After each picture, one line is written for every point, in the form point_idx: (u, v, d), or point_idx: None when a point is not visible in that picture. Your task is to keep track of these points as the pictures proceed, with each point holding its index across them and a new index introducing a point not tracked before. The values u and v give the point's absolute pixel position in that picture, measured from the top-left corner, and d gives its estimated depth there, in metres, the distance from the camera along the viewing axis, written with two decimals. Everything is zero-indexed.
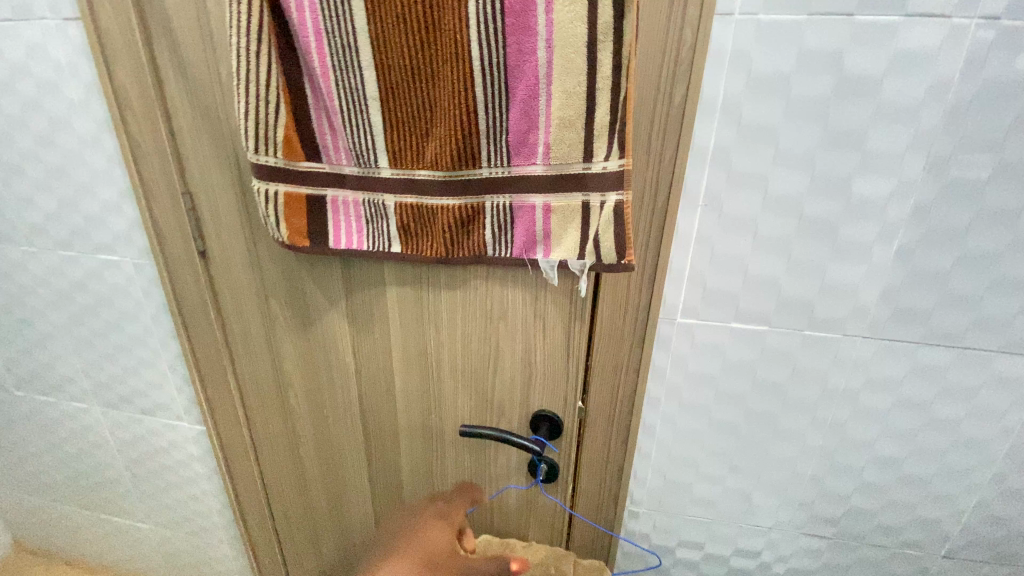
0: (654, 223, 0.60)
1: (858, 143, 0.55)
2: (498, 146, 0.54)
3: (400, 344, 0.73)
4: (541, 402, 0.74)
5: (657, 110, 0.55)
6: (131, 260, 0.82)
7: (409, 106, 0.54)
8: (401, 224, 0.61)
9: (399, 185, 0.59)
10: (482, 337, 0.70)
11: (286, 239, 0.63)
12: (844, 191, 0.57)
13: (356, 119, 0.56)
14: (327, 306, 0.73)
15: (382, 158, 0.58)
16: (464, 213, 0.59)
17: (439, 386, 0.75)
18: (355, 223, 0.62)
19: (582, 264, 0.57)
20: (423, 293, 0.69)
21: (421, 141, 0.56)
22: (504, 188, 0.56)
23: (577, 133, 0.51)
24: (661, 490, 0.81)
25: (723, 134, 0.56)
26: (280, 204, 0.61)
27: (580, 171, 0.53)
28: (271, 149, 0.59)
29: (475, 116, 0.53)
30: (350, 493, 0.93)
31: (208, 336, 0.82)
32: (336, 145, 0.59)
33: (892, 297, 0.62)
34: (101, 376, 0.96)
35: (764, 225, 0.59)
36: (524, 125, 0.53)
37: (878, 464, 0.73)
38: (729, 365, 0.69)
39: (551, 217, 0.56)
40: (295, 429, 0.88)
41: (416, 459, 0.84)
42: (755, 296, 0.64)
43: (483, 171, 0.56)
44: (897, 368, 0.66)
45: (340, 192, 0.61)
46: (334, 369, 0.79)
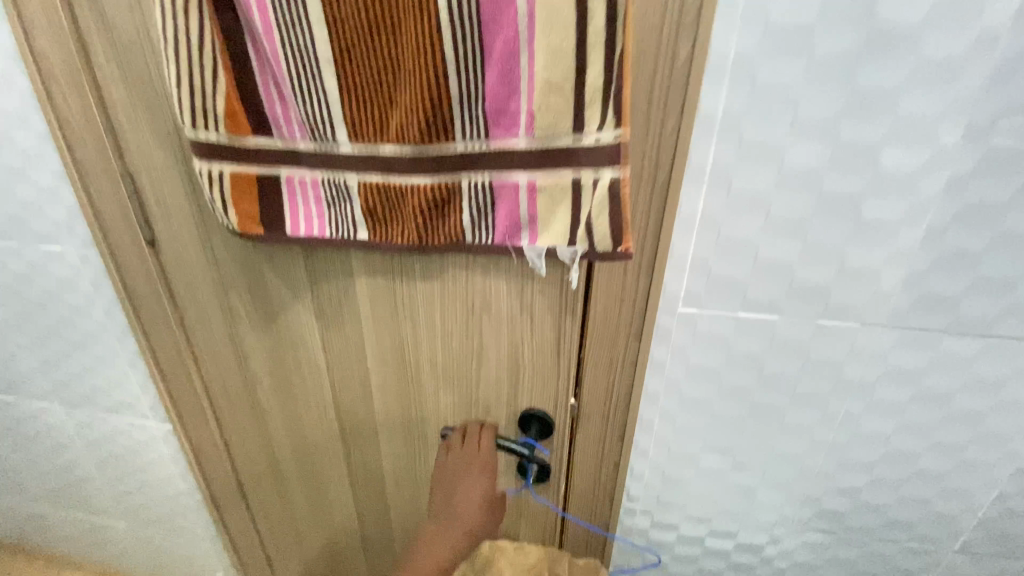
0: (654, 203, 0.52)
1: (889, 109, 0.48)
2: (474, 115, 0.47)
3: (373, 341, 0.68)
4: (530, 399, 0.68)
5: (657, 69, 0.46)
6: (77, 250, 0.74)
7: (369, 69, 0.47)
8: (367, 206, 0.53)
9: (363, 163, 0.51)
10: (462, 332, 0.64)
11: (236, 226, 0.56)
12: (869, 165, 0.51)
13: (308, 86, 0.48)
14: (291, 300, 0.69)
15: (340, 132, 0.50)
16: (438, 193, 0.51)
17: (418, 384, 0.70)
18: (315, 207, 0.55)
19: (574, 250, 0.50)
20: (397, 285, 0.62)
21: (385, 111, 0.48)
22: (483, 164, 0.49)
23: (566, 99, 0.44)
24: (660, 486, 0.77)
25: (734, 98, 0.48)
26: (226, 186, 0.54)
27: (570, 145, 0.46)
28: (212, 123, 0.51)
29: (446, 80, 0.45)
30: (331, 492, 0.88)
31: (166, 334, 0.75)
32: (287, 117, 0.51)
33: (917, 282, 0.56)
34: (56, 374, 0.89)
35: (778, 204, 0.53)
36: (504, 90, 0.45)
37: (891, 457, 0.70)
38: (734, 357, 0.63)
39: (536, 198, 0.49)
40: (268, 427, 0.83)
41: (398, 458, 0.79)
42: (765, 282, 0.58)
43: (457, 145, 0.49)
44: (917, 358, 0.61)
45: (296, 170, 0.53)
46: (303, 366, 0.75)
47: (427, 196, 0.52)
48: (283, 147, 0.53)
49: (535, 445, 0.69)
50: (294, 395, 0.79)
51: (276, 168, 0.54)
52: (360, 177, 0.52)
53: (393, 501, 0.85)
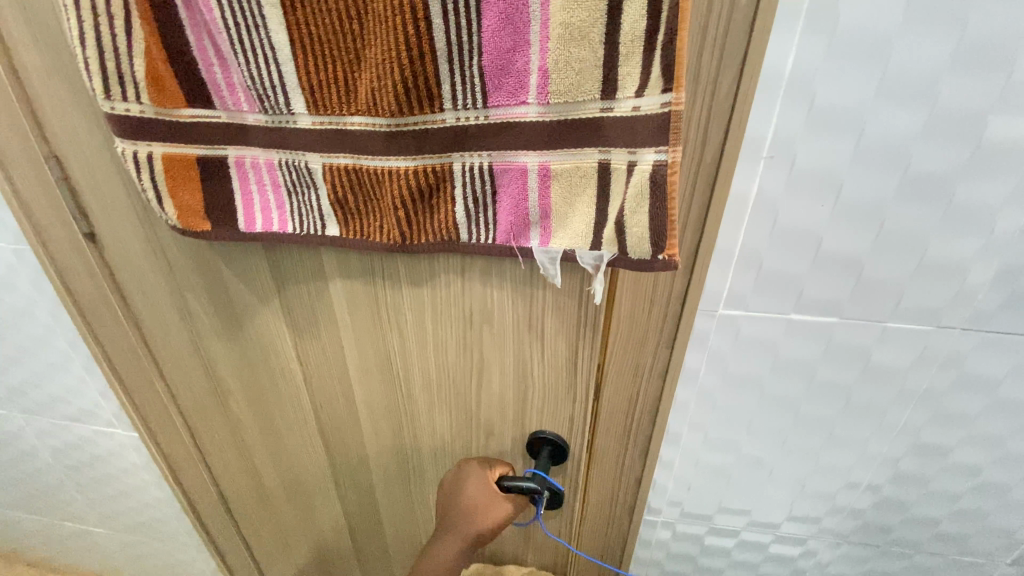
0: (698, 187, 0.41)
1: (1007, 63, 0.37)
2: (468, 76, 0.36)
3: (355, 349, 0.60)
4: (541, 409, 0.60)
5: (714, 8, 0.35)
6: (9, 246, 0.64)
7: (329, 16, 0.35)
8: (336, 196, 0.44)
9: (332, 139, 0.41)
10: (460, 339, 0.55)
11: (177, 222, 0.47)
12: (969, 137, 0.40)
13: (253, 40, 0.38)
14: (259, 305, 0.60)
15: (297, 101, 0.39)
16: (425, 180, 0.41)
17: (409, 394, 0.62)
18: (274, 195, 0.46)
19: (598, 257, 0.40)
20: (379, 290, 0.54)
21: (353, 71, 0.37)
22: (482, 142, 0.38)
23: (593, 52, 0.33)
24: (684, 499, 0.69)
25: (807, 49, 0.37)
26: (158, 174, 0.44)
27: (596, 116, 0.35)
28: (132, 91, 0.41)
29: (429, 28, 0.34)
30: (318, 504, 0.80)
31: (121, 337, 0.66)
32: (230, 84, 0.41)
33: (1011, 278, 0.46)
34: (8, 382, 0.79)
35: (850, 185, 0.42)
36: (507, 42, 0.34)
37: (952, 471, 0.61)
38: (781, 364, 0.54)
39: (549, 186, 0.39)
40: (245, 437, 0.75)
41: (390, 471, 0.71)
42: (825, 281, 0.48)
43: (447, 116, 0.38)
44: (997, 366, 0.52)
45: (246, 151, 0.44)
46: (278, 377, 0.67)
47: (413, 184, 0.42)
48: (227, 122, 0.43)
49: (545, 475, 0.60)
50: (271, 405, 0.70)
51: (224, 148, 0.44)
52: (328, 160, 0.42)
53: (386, 512, 0.78)
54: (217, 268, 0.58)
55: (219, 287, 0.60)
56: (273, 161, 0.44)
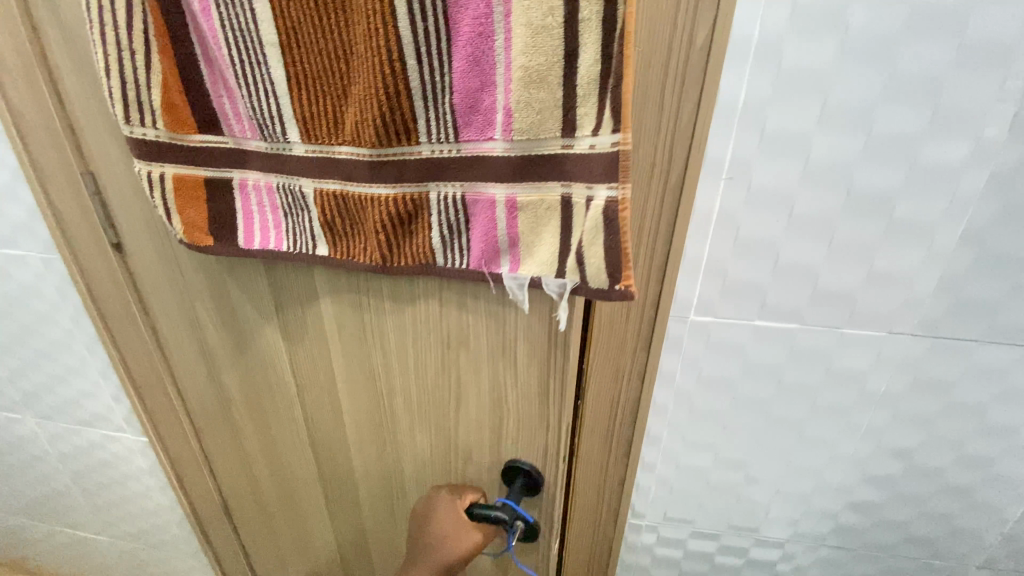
0: (665, 203, 0.47)
1: (931, 96, 0.43)
2: (441, 113, 0.41)
3: (344, 367, 0.65)
4: (517, 430, 0.62)
5: (674, 51, 0.41)
6: (39, 254, 0.69)
7: (321, 58, 0.42)
8: (325, 219, 0.49)
9: (322, 166, 0.47)
10: (438, 359, 0.60)
11: (184, 236, 0.53)
12: (905, 159, 0.45)
13: (255, 76, 0.44)
14: (259, 320, 0.65)
15: (294, 131, 0.45)
16: (404, 207, 0.46)
17: (392, 415, 0.66)
18: (272, 215, 0.51)
19: (562, 285, 0.46)
20: (365, 312, 0.59)
21: (341, 105, 0.43)
22: (453, 172, 0.44)
23: (552, 93, 0.39)
24: (667, 502, 0.72)
25: (757, 85, 0.43)
26: (168, 193, 0.51)
27: (559, 151, 0.41)
28: (150, 117, 0.47)
29: (404, 70, 0.40)
30: (310, 517, 0.83)
31: (138, 340, 0.71)
32: (237, 113, 0.47)
33: (952, 286, 0.51)
34: (25, 385, 0.83)
35: (802, 202, 0.48)
36: (475, 83, 0.40)
37: (917, 471, 0.65)
38: (750, 368, 0.58)
39: (516, 216, 0.44)
40: (245, 446, 0.78)
41: (375, 485, 0.74)
42: (786, 289, 0.53)
43: (422, 148, 0.44)
44: (948, 368, 0.56)
45: (249, 173, 0.50)
46: (275, 391, 0.71)
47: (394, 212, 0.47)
48: (231, 145, 0.49)
49: (514, 505, 0.62)
50: (264, 415, 0.74)
51: (230, 171, 0.50)
52: (319, 186, 0.47)
53: (372, 527, 0.80)
54: (225, 281, 0.63)
55: (224, 299, 0.65)
56: (272, 184, 0.49)
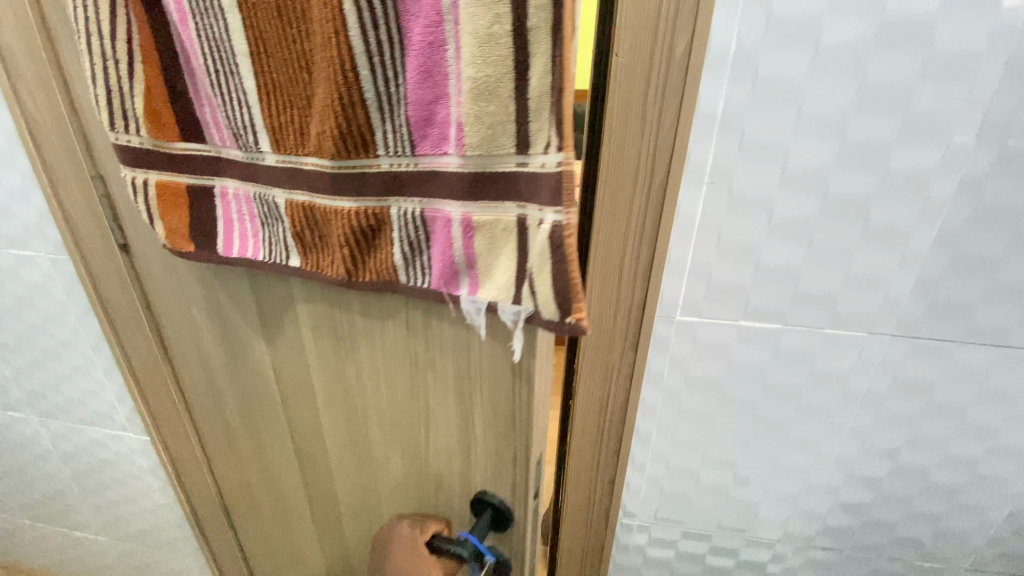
0: (650, 207, 0.50)
1: (900, 104, 0.45)
2: (397, 126, 0.43)
3: (322, 380, 0.65)
4: (484, 454, 0.61)
5: (654, 62, 0.44)
6: (48, 255, 0.71)
7: (287, 71, 0.44)
8: (296, 230, 0.52)
9: (289, 176, 0.49)
10: (408, 378, 0.60)
11: (168, 241, 0.57)
12: (878, 164, 0.47)
13: (229, 87, 0.47)
14: (245, 329, 0.66)
15: (265, 139, 0.48)
16: (367, 222, 0.48)
17: (367, 430, 0.66)
18: (251, 224, 0.54)
19: (517, 312, 0.46)
20: (340, 327, 0.60)
21: (305, 116, 0.46)
22: (410, 187, 0.46)
23: (503, 108, 0.39)
24: (658, 502, 0.73)
25: (735, 94, 0.46)
26: (152, 198, 0.55)
27: (514, 169, 0.41)
28: (133, 125, 0.51)
29: (358, 80, 0.42)
30: (297, 526, 0.84)
31: (142, 340, 0.73)
32: (217, 121, 0.50)
33: (929, 288, 0.53)
34: (30, 384, 0.85)
35: (782, 205, 0.50)
36: (429, 95, 0.41)
37: (902, 473, 0.65)
38: (736, 368, 0.60)
39: (473, 236, 0.45)
40: (239, 450, 0.80)
41: (354, 501, 0.74)
42: (767, 290, 0.55)
43: (382, 162, 0.45)
44: (929, 370, 0.57)
45: (228, 182, 0.53)
46: (261, 399, 0.72)
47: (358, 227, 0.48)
48: (209, 153, 0.52)
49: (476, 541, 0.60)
50: (256, 423, 0.75)
51: (210, 178, 0.54)
52: (288, 198, 0.50)
53: (352, 543, 0.80)
54: (219, 292, 0.65)
55: (217, 307, 0.66)
56: (249, 194, 0.52)
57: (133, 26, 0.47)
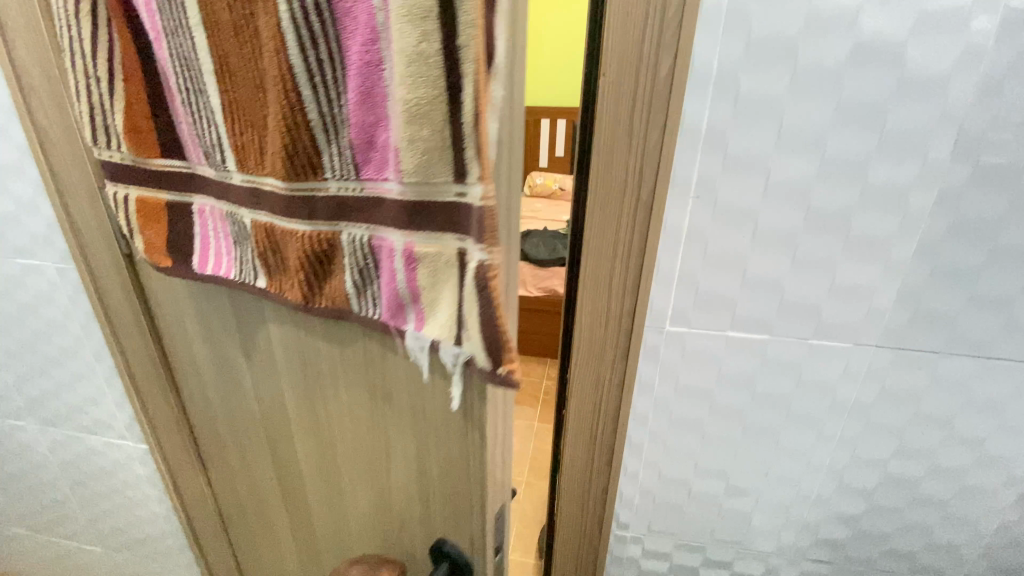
0: (638, 220, 0.52)
1: (876, 121, 0.47)
2: (342, 149, 0.45)
3: (293, 397, 0.67)
4: (442, 476, 0.62)
5: (639, 83, 0.46)
6: (54, 264, 0.73)
7: (247, 92, 0.47)
8: (259, 251, 0.54)
9: (252, 196, 0.51)
10: (370, 399, 0.61)
11: (147, 253, 0.61)
12: (858, 178, 0.49)
13: (198, 105, 0.50)
14: (228, 342, 0.67)
15: (230, 157, 0.51)
16: (320, 247, 0.50)
17: (335, 446, 0.68)
18: (224, 242, 0.56)
19: (457, 354, 0.49)
20: (307, 345, 0.61)
21: (262, 137, 0.48)
22: (357, 213, 0.48)
23: (435, 137, 0.40)
24: (651, 512, 0.73)
25: (718, 111, 0.48)
26: (133, 213, 0.59)
27: (453, 199, 0.42)
28: (115, 141, 0.55)
29: (301, 101, 0.44)
30: (277, 540, 0.84)
31: (144, 349, 0.74)
32: (191, 138, 0.53)
33: (911, 299, 0.54)
34: (32, 392, 0.86)
35: (765, 218, 0.52)
36: (370, 118, 0.43)
37: (891, 483, 0.66)
38: (725, 378, 0.61)
39: (415, 268, 0.47)
40: (225, 460, 0.81)
41: (327, 515, 0.75)
42: (754, 300, 0.56)
43: (329, 185, 0.47)
44: (914, 379, 0.58)
45: (205, 200, 0.56)
46: (242, 412, 0.73)
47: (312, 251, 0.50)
48: (186, 169, 0.55)
49: None
50: (241, 435, 0.76)
51: (188, 195, 0.56)
52: (252, 217, 0.52)
53: (325, 559, 0.80)
54: (212, 307, 0.66)
55: (208, 320, 0.67)
56: (221, 212, 0.55)
57: (117, 45, 0.50)
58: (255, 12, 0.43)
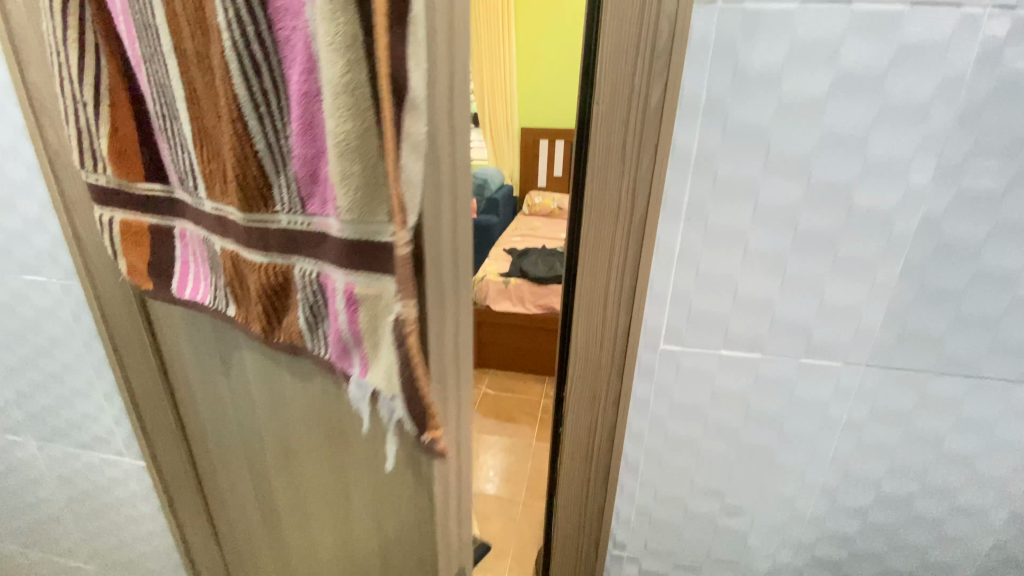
0: (631, 240, 0.53)
1: (860, 147, 0.49)
2: (291, 182, 0.49)
3: (264, 406, 0.72)
4: (395, 482, 0.69)
5: (631, 109, 0.48)
6: (58, 280, 0.74)
7: (207, 124, 0.50)
8: (228, 280, 0.57)
9: (219, 224, 0.54)
10: (331, 412, 0.67)
11: (128, 274, 0.63)
12: (844, 202, 0.51)
13: (172, 131, 0.53)
14: (211, 354, 0.71)
15: (200, 182, 0.53)
16: (277, 281, 0.54)
17: (299, 453, 0.74)
18: (201, 267, 0.59)
19: (392, 405, 0.53)
20: (274, 361, 0.66)
21: (221, 167, 0.51)
22: (305, 248, 0.51)
23: (363, 176, 0.45)
24: (647, 532, 0.73)
25: (707, 137, 0.50)
26: (117, 236, 0.61)
27: (385, 239, 0.46)
28: (101, 165, 0.57)
29: (249, 129, 0.47)
30: (249, 540, 0.89)
31: (145, 364, 0.75)
32: (168, 163, 0.56)
33: (899, 319, 0.55)
34: (31, 407, 0.87)
35: (755, 239, 0.53)
36: (311, 155, 0.46)
37: (885, 503, 0.66)
38: (718, 396, 0.62)
39: (356, 310, 0.50)
40: (206, 465, 0.84)
41: (293, 516, 0.82)
42: (746, 319, 0.57)
43: (282, 218, 0.51)
44: (904, 398, 0.59)
45: (187, 225, 0.58)
46: (221, 420, 0.77)
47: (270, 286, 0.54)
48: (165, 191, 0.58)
49: None
50: (228, 445, 0.79)
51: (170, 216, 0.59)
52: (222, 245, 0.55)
53: (291, 556, 0.87)
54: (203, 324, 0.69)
55: (201, 334, 0.69)
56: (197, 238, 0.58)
57: (104, 71, 0.53)
58: (209, 44, 0.46)
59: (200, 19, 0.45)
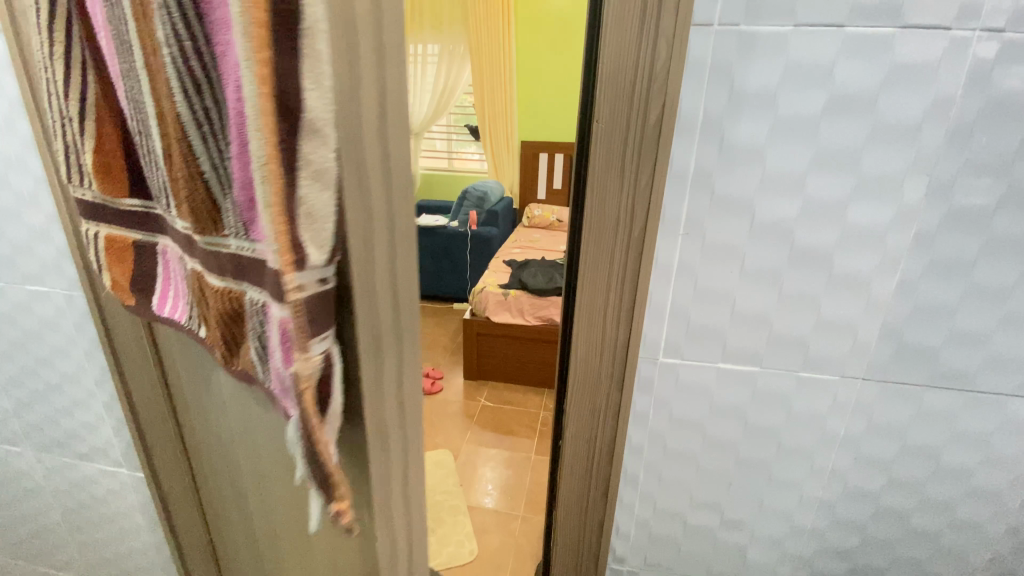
0: (630, 255, 0.54)
1: (853, 165, 0.50)
2: (235, 206, 0.43)
3: (236, 421, 0.68)
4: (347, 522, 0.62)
5: (630, 128, 0.49)
6: (62, 291, 0.75)
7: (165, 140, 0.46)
8: (198, 299, 0.52)
9: (188, 242, 0.49)
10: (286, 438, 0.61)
11: (111, 289, 0.59)
12: (839, 217, 0.52)
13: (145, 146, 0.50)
14: (196, 364, 0.69)
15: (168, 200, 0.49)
16: (234, 305, 0.47)
17: (267, 473, 0.69)
18: (179, 285, 0.54)
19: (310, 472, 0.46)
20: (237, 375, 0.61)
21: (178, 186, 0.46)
22: (251, 275, 0.44)
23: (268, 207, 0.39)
24: (646, 546, 0.73)
25: (704, 155, 0.51)
26: (101, 249, 0.57)
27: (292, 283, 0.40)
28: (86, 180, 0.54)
29: (196, 150, 0.43)
30: (238, 553, 0.87)
31: (146, 374, 0.75)
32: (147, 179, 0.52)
33: (894, 333, 0.56)
34: (31, 417, 0.87)
35: (751, 254, 0.54)
36: (244, 177, 0.40)
37: (884, 517, 0.66)
38: (717, 409, 0.62)
39: (290, 350, 0.41)
40: (197, 475, 0.82)
41: (270, 537, 0.77)
42: (744, 332, 0.58)
43: (230, 243, 0.45)
44: (900, 412, 0.59)
45: (169, 242, 0.54)
46: (208, 431, 0.75)
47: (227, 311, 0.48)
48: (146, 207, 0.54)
49: None
50: (223, 469, 0.78)
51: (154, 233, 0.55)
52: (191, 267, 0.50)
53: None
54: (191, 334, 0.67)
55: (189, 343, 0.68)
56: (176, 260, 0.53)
57: (89, 86, 0.50)
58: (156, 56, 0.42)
59: (148, 26, 0.41)
